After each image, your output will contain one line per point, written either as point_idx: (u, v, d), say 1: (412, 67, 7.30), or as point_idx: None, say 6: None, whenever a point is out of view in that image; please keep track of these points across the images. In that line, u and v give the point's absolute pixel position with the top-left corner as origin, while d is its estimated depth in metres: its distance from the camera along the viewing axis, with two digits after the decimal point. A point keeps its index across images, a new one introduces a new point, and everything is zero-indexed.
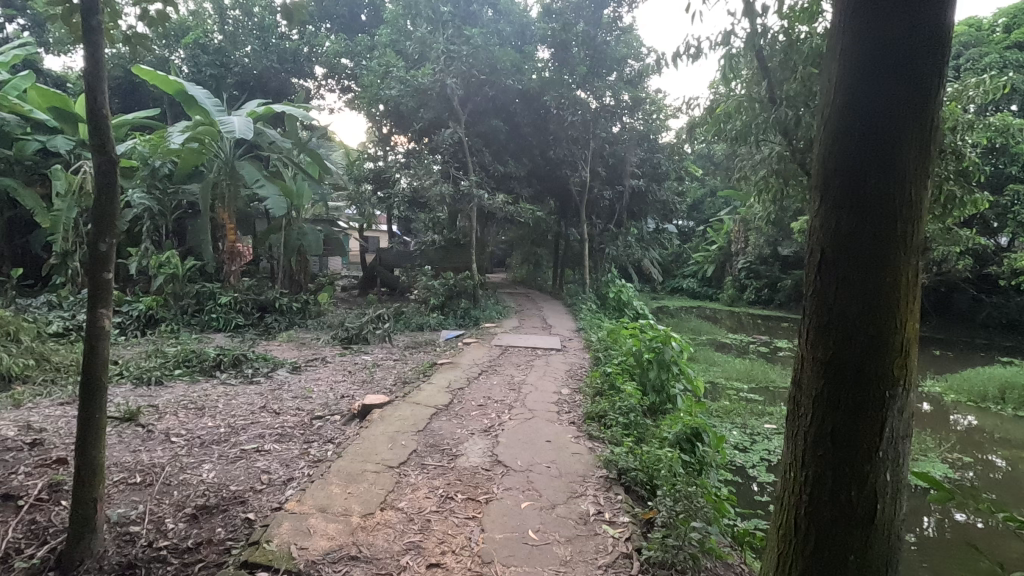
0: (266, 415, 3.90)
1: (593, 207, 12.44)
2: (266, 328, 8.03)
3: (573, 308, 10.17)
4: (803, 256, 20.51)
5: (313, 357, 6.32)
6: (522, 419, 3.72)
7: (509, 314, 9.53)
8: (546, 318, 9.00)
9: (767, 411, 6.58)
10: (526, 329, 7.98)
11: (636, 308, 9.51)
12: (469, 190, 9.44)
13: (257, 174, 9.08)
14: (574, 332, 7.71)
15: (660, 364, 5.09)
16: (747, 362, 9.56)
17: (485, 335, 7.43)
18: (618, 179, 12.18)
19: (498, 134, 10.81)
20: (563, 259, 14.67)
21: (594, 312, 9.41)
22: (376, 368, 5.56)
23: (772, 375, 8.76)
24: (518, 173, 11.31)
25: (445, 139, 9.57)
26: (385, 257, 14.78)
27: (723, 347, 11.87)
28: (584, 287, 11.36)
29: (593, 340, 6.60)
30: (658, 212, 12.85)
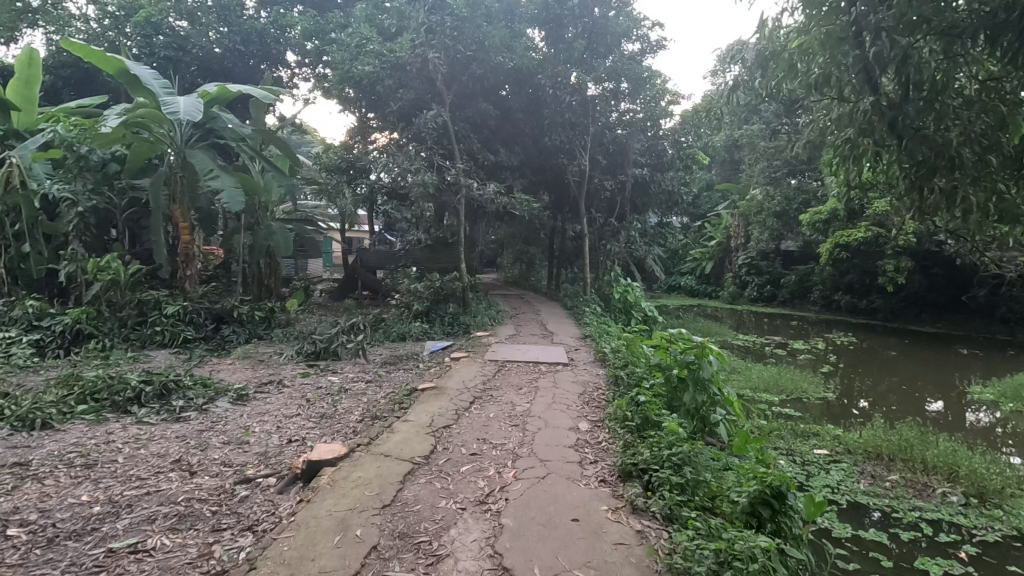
0: (174, 476, 2.80)
1: (592, 200, 11.43)
2: (221, 342, 6.90)
3: (575, 312, 9.13)
4: (807, 251, 19.62)
5: (269, 379, 5.21)
6: (533, 479, 2.66)
7: (504, 320, 8.46)
8: (545, 324, 7.95)
9: (809, 430, 5.58)
10: (524, 338, 6.91)
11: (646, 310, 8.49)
12: (456, 180, 8.36)
13: (209, 164, 7.48)
14: (580, 342, 6.66)
15: (697, 384, 4.06)
16: (769, 369, 8.57)
17: (477, 346, 6.35)
18: (618, 168, 11.17)
19: (487, 118, 9.75)
20: (559, 258, 13.62)
21: (600, 316, 8.36)
22: (343, 395, 4.46)
23: (802, 383, 7.75)
24: (510, 163, 10.27)
25: (428, 122, 8.48)
26: (366, 258, 13.65)
27: (737, 350, 10.89)
28: (585, 288, 10.31)
29: (606, 351, 5.55)
30: (662, 204, 11.87)
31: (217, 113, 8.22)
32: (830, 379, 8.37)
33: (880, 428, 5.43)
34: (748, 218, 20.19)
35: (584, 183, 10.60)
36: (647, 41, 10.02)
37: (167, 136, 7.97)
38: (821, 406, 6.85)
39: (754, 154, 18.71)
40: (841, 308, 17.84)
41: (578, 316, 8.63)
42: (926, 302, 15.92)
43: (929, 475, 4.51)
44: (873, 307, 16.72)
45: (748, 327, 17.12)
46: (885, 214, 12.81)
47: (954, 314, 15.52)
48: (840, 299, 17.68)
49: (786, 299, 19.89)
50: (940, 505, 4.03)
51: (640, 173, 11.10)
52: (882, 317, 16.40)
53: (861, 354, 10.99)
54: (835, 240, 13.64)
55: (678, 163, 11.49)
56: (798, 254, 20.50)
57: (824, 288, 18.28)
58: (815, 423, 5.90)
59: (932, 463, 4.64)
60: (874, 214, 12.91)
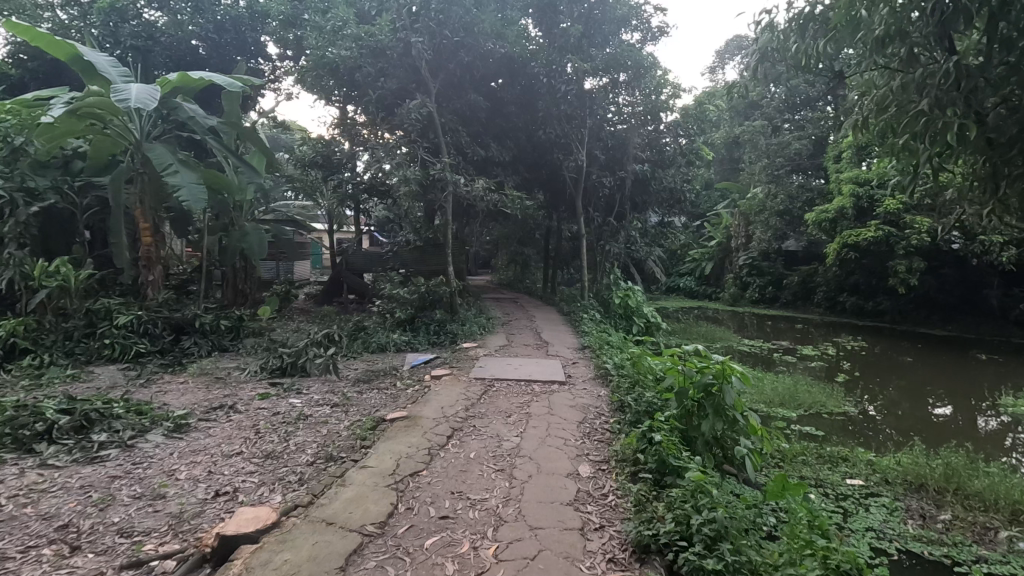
0: (46, 557, 2.13)
1: (590, 198, 10.76)
2: (179, 355, 6.22)
3: (572, 318, 8.47)
4: (811, 250, 19.03)
5: (221, 402, 4.54)
6: (520, 562, 2.02)
7: (496, 327, 7.79)
8: (540, 333, 7.29)
9: (836, 454, 4.96)
10: (516, 349, 6.25)
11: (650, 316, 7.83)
12: (442, 175, 7.69)
13: (170, 157, 6.79)
14: (580, 354, 6.00)
15: (717, 411, 3.47)
16: (781, 379, 7.95)
17: (462, 360, 5.68)
18: (617, 163, 10.51)
19: (477, 110, 9.09)
20: (556, 260, 12.96)
21: (599, 324, 7.71)
22: (299, 426, 3.78)
23: (820, 395, 7.10)
24: (501, 158, 9.61)
25: (412, 114, 7.81)
26: (351, 260, 12.96)
27: (743, 358, 10.25)
28: (582, 292, 9.65)
29: (608, 367, 4.90)
30: (664, 202, 11.20)
31: (178, 103, 7.39)
32: (848, 389, 7.74)
33: (917, 454, 4.80)
34: (749, 217, 19.60)
35: (581, 180, 9.95)
36: (649, 27, 9.37)
37: (122, 127, 7.22)
38: (842, 422, 6.22)
39: (756, 151, 18.12)
40: (847, 310, 17.25)
41: (575, 323, 7.97)
42: (935, 304, 15.36)
43: (985, 513, 3.88)
44: (880, 309, 16.13)
45: (751, 330, 16.50)
46: (897, 212, 12.21)
47: (965, 316, 14.95)
48: (845, 300, 17.10)
49: (789, 300, 19.29)
50: (1006, 555, 3.39)
51: (640, 169, 10.45)
52: (889, 320, 15.81)
53: (874, 360, 10.38)
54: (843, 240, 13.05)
55: (682, 159, 10.81)
56: (800, 254, 19.92)
57: (829, 289, 17.71)
58: (841, 444, 5.27)
59: (984, 500, 4.02)
60: (885, 212, 12.31)
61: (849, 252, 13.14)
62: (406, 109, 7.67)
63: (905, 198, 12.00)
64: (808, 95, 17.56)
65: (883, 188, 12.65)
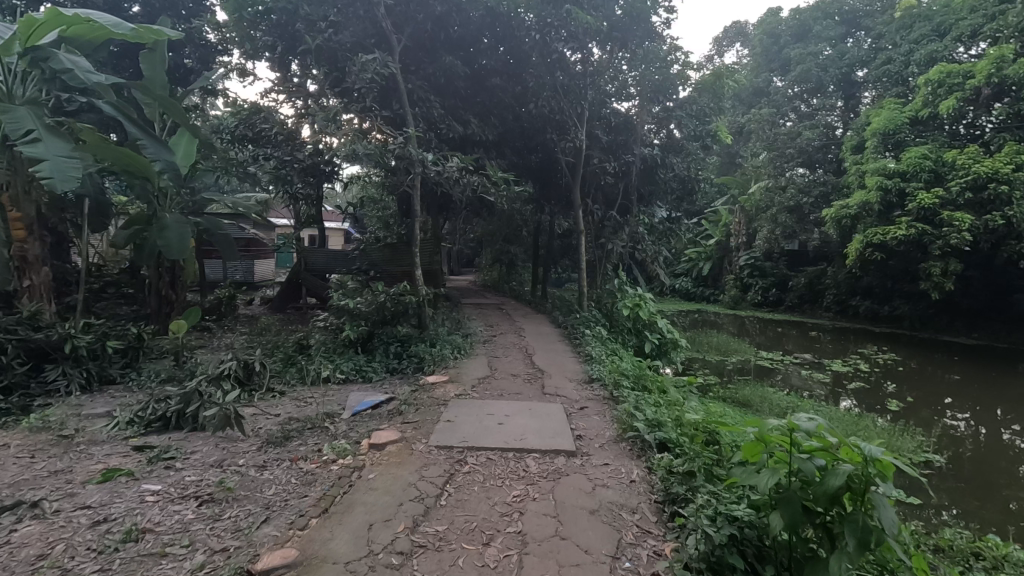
0: None
1: (588, 188, 9.18)
2: (32, 394, 4.49)
3: (570, 334, 6.87)
4: (818, 250, 17.76)
5: (30, 490, 2.84)
6: None
7: (476, 346, 6.16)
8: (532, 356, 5.69)
9: (960, 547, 3.43)
10: (500, 385, 4.60)
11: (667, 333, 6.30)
12: (408, 153, 6.04)
13: (35, 121, 5.04)
14: (588, 395, 4.38)
15: (860, 545, 1.97)
16: (827, 411, 6.45)
17: (425, 403, 4.06)
18: (621, 147, 8.89)
19: (455, 78, 7.49)
20: (546, 261, 11.36)
21: (607, 343, 6.11)
22: (107, 569, 2.09)
23: (887, 433, 5.60)
24: (484, 138, 8.00)
25: (370, 75, 6.12)
26: (312, 259, 11.30)
27: (767, 377, 8.78)
28: (579, 300, 8.06)
29: (639, 425, 3.34)
30: (675, 193, 9.60)
31: (51, 52, 5.59)
32: (911, 421, 6.26)
33: None
34: (753, 214, 18.27)
35: (578, 166, 8.35)
36: None
37: None
38: (931, 479, 4.70)
39: (763, 142, 16.71)
40: (860, 315, 15.94)
41: (575, 342, 6.38)
42: (960, 309, 14.04)
43: None
44: (897, 314, 14.82)
45: (757, 336, 15.15)
46: (933, 207, 10.80)
47: (992, 323, 13.65)
48: (859, 304, 15.81)
49: (794, 303, 17.97)
50: None
51: (649, 152, 8.81)
52: (908, 326, 14.53)
53: (914, 377, 9.00)
54: (866, 238, 11.76)
55: (697, 141, 9.21)
56: (806, 253, 18.62)
57: (839, 291, 16.41)
58: (958, 529, 3.73)
59: None
60: (918, 207, 10.92)
61: (874, 252, 11.77)
62: (358, 66, 5.93)
63: (943, 192, 10.64)
64: (819, 82, 16.14)
65: (916, 180, 11.22)
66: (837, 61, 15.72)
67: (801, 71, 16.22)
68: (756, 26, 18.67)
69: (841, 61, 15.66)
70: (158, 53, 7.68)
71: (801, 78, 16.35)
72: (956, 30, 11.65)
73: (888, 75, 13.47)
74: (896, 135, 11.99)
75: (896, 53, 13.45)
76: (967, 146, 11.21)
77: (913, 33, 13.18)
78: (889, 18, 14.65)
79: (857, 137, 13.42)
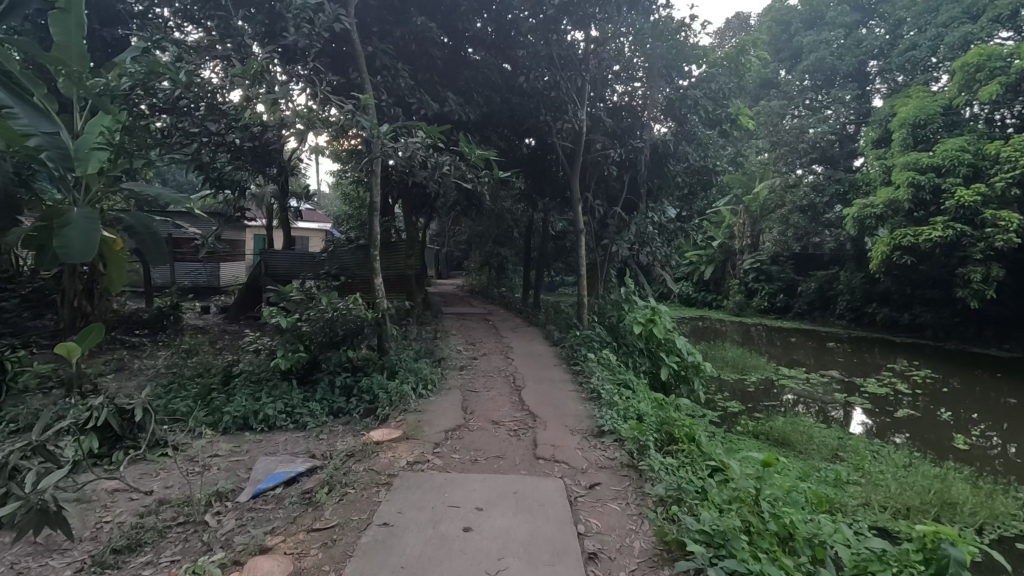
0: None
1: (588, 182, 7.92)
2: None
3: (569, 357, 5.57)
4: (830, 253, 16.60)
5: None
6: None
7: (450, 376, 4.84)
8: (520, 392, 4.41)
9: None
10: (474, 442, 3.31)
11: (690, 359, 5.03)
12: (364, 129, 4.73)
13: None
14: (598, 462, 3.08)
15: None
16: (888, 456, 5.17)
17: (360, 479, 2.76)
18: (627, 132, 7.58)
19: (429, 44, 6.20)
20: (540, 265, 10.06)
21: (616, 372, 4.79)
22: None
23: (979, 492, 4.32)
24: (465, 119, 6.73)
25: (317, 30, 4.81)
26: (273, 262, 10.00)
27: (795, 402, 7.53)
28: (577, 313, 6.79)
29: (691, 546, 2.06)
30: (688, 187, 8.29)
31: None
32: (991, 467, 5.03)
33: None
34: (759, 215, 17.14)
35: (577, 153, 7.08)
36: None
37: None
38: None
39: (770, 137, 15.62)
40: (877, 324, 14.77)
41: (575, 370, 5.06)
42: (989, 318, 12.89)
43: None
44: (919, 323, 13.66)
45: (765, 346, 14.00)
46: (973, 206, 9.65)
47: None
48: (875, 311, 14.65)
49: (803, 311, 16.82)
50: None
51: (660, 138, 7.50)
52: (930, 336, 13.39)
53: (961, 400, 7.80)
54: (894, 240, 10.69)
55: (715, 128, 7.90)
56: (816, 257, 17.46)
57: (853, 298, 15.25)
58: None
59: None
60: (956, 206, 9.79)
61: (903, 256, 10.65)
62: (295, 16, 4.62)
63: (985, 188, 9.52)
64: (835, 72, 15.04)
65: (952, 176, 10.05)
66: (854, 50, 14.63)
67: (815, 60, 15.13)
68: (763, 15, 17.59)
69: (858, 49, 14.56)
70: (72, 13, 5.66)
71: (815, 68, 15.26)
72: (993, 10, 10.55)
73: (913, 61, 12.63)
74: (927, 125, 10.82)
75: (920, 38, 12.35)
76: (1009, 138, 10.07)
77: (939, 15, 12.06)
78: (910, 2, 13.55)
79: (880, 130, 12.28)
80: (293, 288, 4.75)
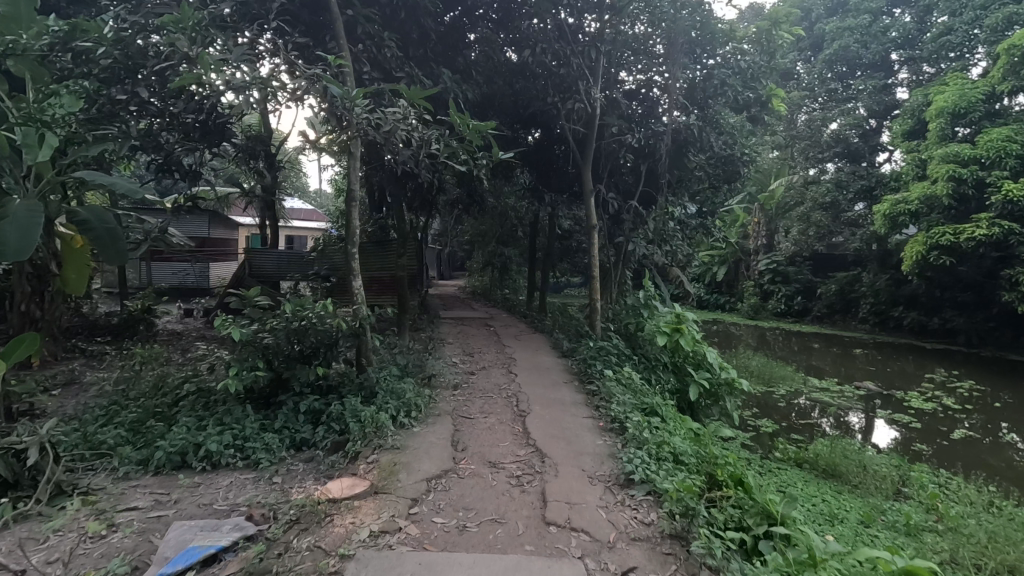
0: None
1: (602, 173, 7.11)
2: None
3: (581, 372, 4.77)
4: (852, 253, 15.70)
5: None
6: None
7: (442, 398, 4.06)
8: (525, 422, 3.62)
9: None
10: (465, 499, 2.54)
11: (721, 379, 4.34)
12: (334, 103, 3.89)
13: None
14: (632, 533, 2.31)
15: None
16: (963, 493, 4.34)
17: (302, 565, 1.96)
18: (643, 117, 6.77)
19: (422, 10, 5.41)
20: (546, 266, 9.24)
21: (640, 395, 4.00)
22: None
23: None
24: (462, 99, 5.94)
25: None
26: (257, 261, 9.24)
27: (833, 422, 6.69)
28: (589, 320, 5.97)
29: None
30: (713, 179, 7.45)
31: None
32: None
33: None
34: (776, 213, 16.29)
35: (589, 139, 6.27)
36: None
37: None
38: None
39: (790, 131, 14.78)
40: (904, 328, 13.88)
41: (590, 391, 4.27)
42: None
43: None
44: (950, 328, 12.79)
45: (783, 350, 13.18)
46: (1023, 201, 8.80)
47: None
48: (902, 315, 13.77)
49: (823, 314, 15.93)
50: None
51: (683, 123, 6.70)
52: (963, 341, 12.54)
53: (1019, 418, 6.95)
54: (930, 239, 9.94)
55: (743, 113, 7.08)
56: (837, 257, 16.56)
57: (878, 301, 14.37)
58: None
59: None
60: (1002, 201, 8.96)
61: (941, 256, 9.84)
62: None
63: None
64: (860, 61, 14.14)
65: (998, 169, 9.22)
66: (880, 36, 13.73)
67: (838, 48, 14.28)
68: None
69: (886, 36, 13.66)
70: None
71: (837, 57, 14.37)
72: None
73: (948, 46, 11.77)
74: (968, 114, 9.97)
75: (956, 21, 11.50)
76: None
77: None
78: None
79: (912, 121, 11.44)
80: (255, 292, 3.95)
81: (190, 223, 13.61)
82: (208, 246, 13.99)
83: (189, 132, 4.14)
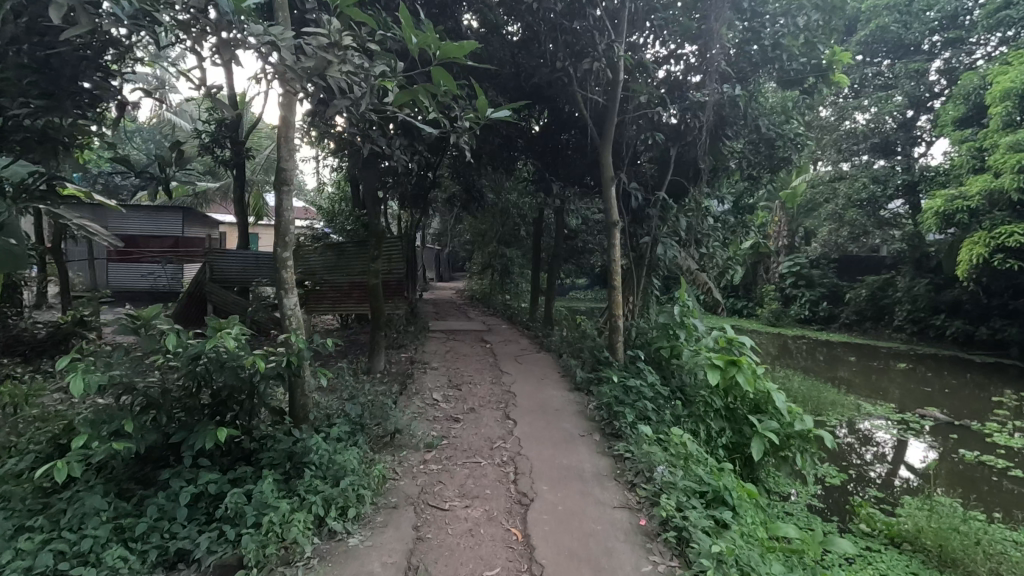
0: None
1: (623, 157, 5.82)
2: None
3: (604, 422, 3.51)
4: (885, 255, 14.37)
5: None
6: None
7: (408, 471, 2.82)
8: (527, 524, 2.37)
9: None
10: None
11: (791, 437, 3.23)
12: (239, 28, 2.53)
13: None
14: None
15: None
16: None
17: None
18: (675, 86, 5.51)
19: None
20: (551, 270, 7.98)
21: (696, 470, 2.74)
22: None
23: None
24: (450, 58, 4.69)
25: None
26: (220, 264, 8.01)
27: (908, 466, 5.40)
28: (608, 341, 4.69)
29: None
30: (754, 169, 6.18)
31: None
32: None
33: None
34: (800, 212, 14.98)
35: (610, 112, 5.00)
36: None
37: None
38: None
39: (818, 121, 13.48)
40: (945, 338, 12.56)
41: (620, 458, 3.03)
42: None
43: None
44: (1001, 338, 11.48)
45: (812, 362, 11.87)
46: None
47: None
48: (944, 324, 12.45)
49: (852, 321, 14.61)
50: None
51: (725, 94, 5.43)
52: (1017, 354, 11.23)
53: None
54: (993, 239, 8.73)
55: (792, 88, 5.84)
56: (867, 259, 15.26)
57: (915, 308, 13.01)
58: None
59: None
60: None
61: (1007, 258, 8.67)
62: None
63: None
64: (896, 43, 12.85)
65: None
66: (920, 16, 12.42)
67: (872, 31, 12.95)
68: None
69: (927, 15, 12.34)
70: None
71: (872, 40, 13.05)
72: None
73: (1006, 22, 10.46)
74: None
75: None
76: None
77: None
78: None
79: (965, 106, 10.19)
80: (152, 311, 2.65)
81: (160, 221, 12.39)
82: (181, 246, 12.41)
83: (49, 81, 2.93)
